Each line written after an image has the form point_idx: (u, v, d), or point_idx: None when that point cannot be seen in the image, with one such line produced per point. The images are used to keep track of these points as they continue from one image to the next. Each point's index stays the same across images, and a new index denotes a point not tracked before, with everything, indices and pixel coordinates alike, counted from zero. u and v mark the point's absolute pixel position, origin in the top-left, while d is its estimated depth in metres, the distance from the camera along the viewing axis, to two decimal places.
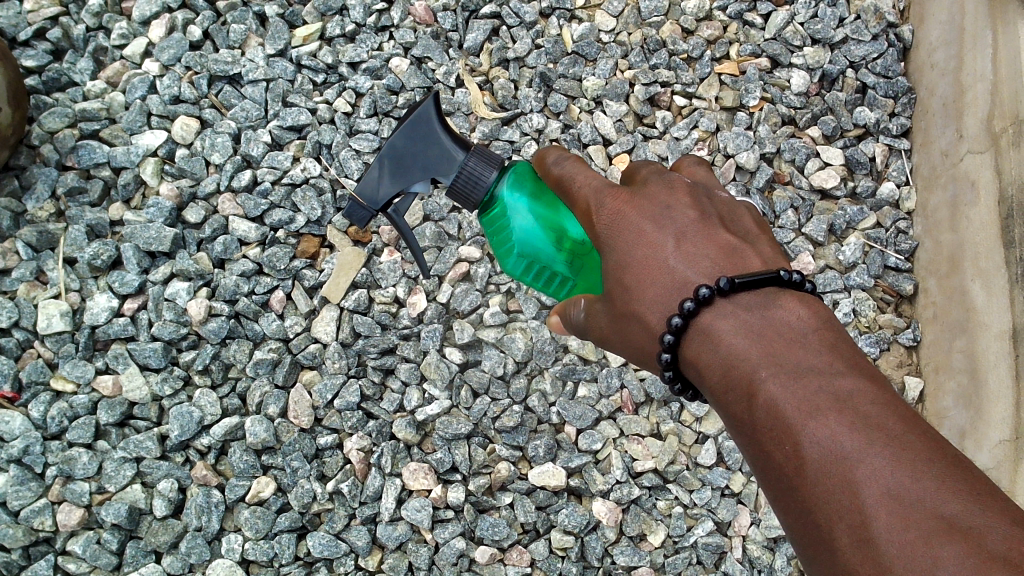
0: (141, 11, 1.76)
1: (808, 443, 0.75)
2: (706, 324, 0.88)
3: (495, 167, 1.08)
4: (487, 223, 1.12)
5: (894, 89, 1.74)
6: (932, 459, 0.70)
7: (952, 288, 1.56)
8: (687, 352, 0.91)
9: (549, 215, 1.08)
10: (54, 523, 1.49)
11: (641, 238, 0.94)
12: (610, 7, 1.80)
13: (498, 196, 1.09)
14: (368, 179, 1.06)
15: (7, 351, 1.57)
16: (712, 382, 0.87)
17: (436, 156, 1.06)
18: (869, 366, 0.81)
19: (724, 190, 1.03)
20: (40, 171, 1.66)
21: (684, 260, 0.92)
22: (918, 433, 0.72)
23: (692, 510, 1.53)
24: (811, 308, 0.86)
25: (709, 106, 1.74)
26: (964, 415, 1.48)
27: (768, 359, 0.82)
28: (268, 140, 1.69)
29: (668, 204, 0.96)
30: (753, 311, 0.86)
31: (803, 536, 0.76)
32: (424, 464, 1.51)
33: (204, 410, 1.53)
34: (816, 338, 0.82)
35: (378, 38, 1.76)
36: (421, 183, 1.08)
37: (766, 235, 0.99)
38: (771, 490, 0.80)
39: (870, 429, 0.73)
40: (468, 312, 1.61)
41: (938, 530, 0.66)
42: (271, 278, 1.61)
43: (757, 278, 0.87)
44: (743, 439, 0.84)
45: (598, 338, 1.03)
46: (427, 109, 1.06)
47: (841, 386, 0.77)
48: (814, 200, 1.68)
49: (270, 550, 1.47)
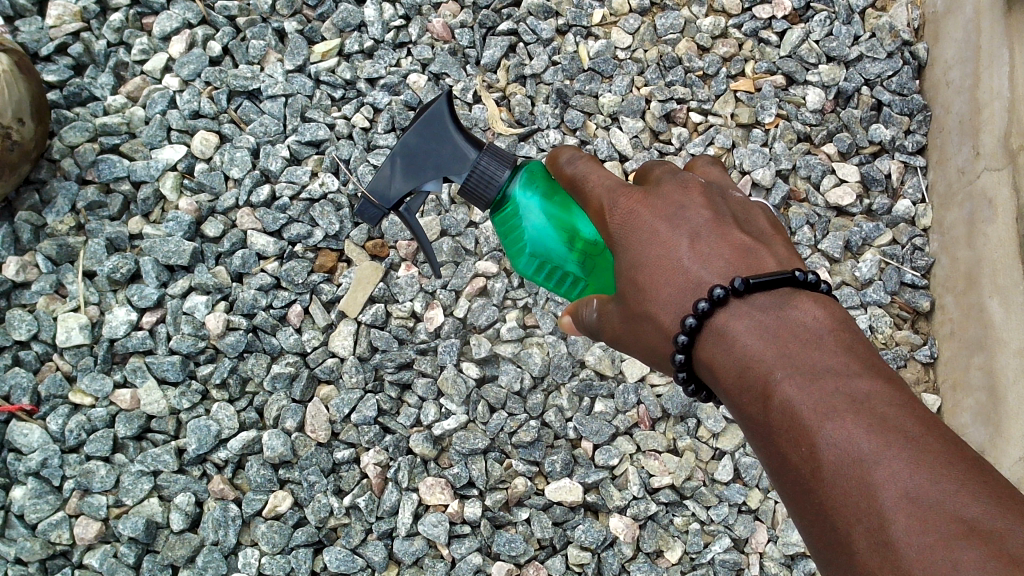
0: (162, 27, 1.78)
1: (824, 445, 0.75)
2: (721, 325, 0.88)
3: (507, 166, 1.08)
4: (497, 223, 1.13)
5: (909, 107, 1.74)
6: (951, 461, 0.70)
7: (970, 306, 1.56)
8: (701, 353, 0.91)
9: (560, 215, 1.08)
10: (71, 536, 1.49)
11: (655, 238, 0.94)
12: (626, 24, 1.81)
13: (511, 195, 1.10)
14: (380, 178, 1.07)
15: (25, 364, 1.58)
16: (727, 383, 0.88)
17: (448, 154, 1.07)
18: (885, 366, 0.81)
19: (738, 190, 1.04)
20: (61, 185, 1.67)
21: (698, 259, 0.92)
22: (936, 435, 0.73)
23: (709, 526, 1.52)
24: (827, 308, 0.86)
25: (725, 123, 1.75)
26: (983, 431, 1.48)
27: (784, 360, 0.82)
28: (286, 154, 1.69)
29: (682, 203, 0.96)
30: (767, 311, 0.86)
31: (820, 538, 0.76)
32: (441, 479, 1.51)
33: (222, 423, 1.54)
34: (831, 338, 0.82)
35: (396, 54, 1.78)
36: (432, 181, 1.08)
37: (780, 235, 0.99)
38: (787, 492, 0.80)
39: (888, 431, 0.73)
40: (484, 327, 1.61)
41: (957, 533, 0.66)
42: (289, 292, 1.62)
43: (772, 278, 0.87)
44: (759, 440, 0.84)
45: (610, 338, 1.02)
46: (440, 107, 1.06)
47: (858, 387, 0.77)
48: (830, 216, 1.69)
49: (286, 565, 1.47)
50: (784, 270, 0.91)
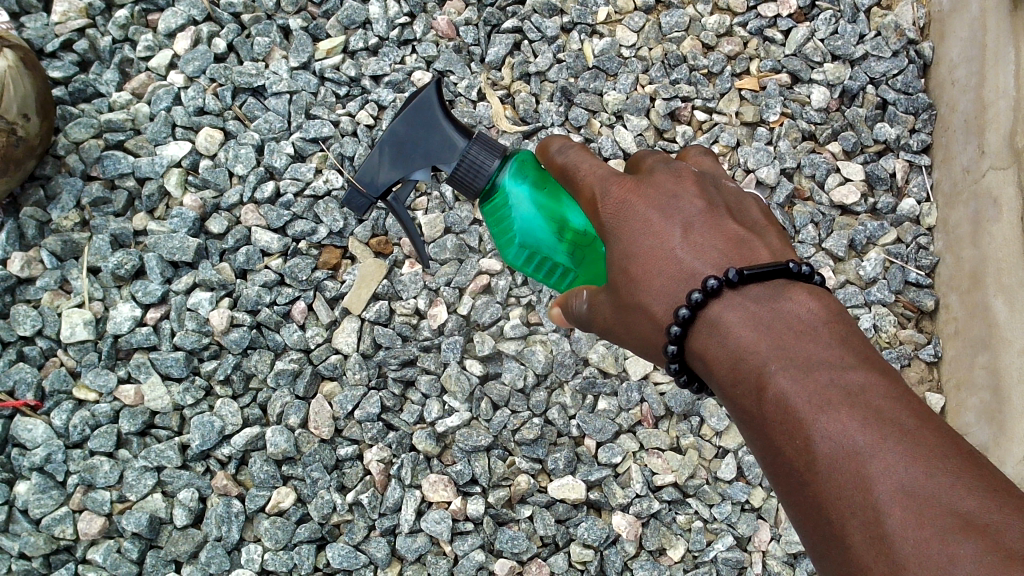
0: (167, 23, 1.78)
1: (819, 438, 0.75)
2: (714, 316, 0.88)
3: (496, 156, 1.08)
4: (486, 212, 1.12)
5: (915, 105, 1.74)
6: (946, 455, 0.70)
7: (974, 305, 1.56)
8: (694, 345, 0.91)
9: (550, 205, 1.07)
10: (75, 531, 1.50)
11: (648, 228, 0.94)
12: (632, 22, 1.81)
13: (500, 185, 1.09)
14: (368, 165, 1.07)
15: (30, 359, 1.59)
16: (720, 375, 0.87)
17: (436, 142, 1.06)
18: (879, 358, 0.81)
19: (730, 179, 1.04)
20: (65, 181, 1.68)
21: (691, 250, 0.92)
22: (931, 428, 0.73)
23: (711, 524, 1.52)
24: (821, 299, 0.86)
25: (729, 121, 1.75)
26: (986, 431, 1.48)
27: (778, 352, 0.82)
28: (291, 151, 1.70)
29: (675, 193, 0.96)
30: (761, 303, 0.86)
31: (814, 532, 0.75)
32: (444, 476, 1.51)
33: (226, 419, 1.54)
34: (826, 330, 0.82)
35: (400, 51, 1.78)
36: (421, 171, 1.08)
37: (773, 225, 0.99)
38: (780, 485, 0.80)
39: (883, 424, 0.73)
40: (488, 325, 1.61)
41: (954, 527, 0.66)
42: (293, 289, 1.62)
43: (766, 270, 0.87)
44: (752, 432, 0.84)
45: (601, 329, 1.03)
46: (428, 95, 1.06)
47: (852, 380, 0.77)
48: (834, 215, 1.69)
49: (289, 561, 1.47)
50: (778, 261, 0.91)
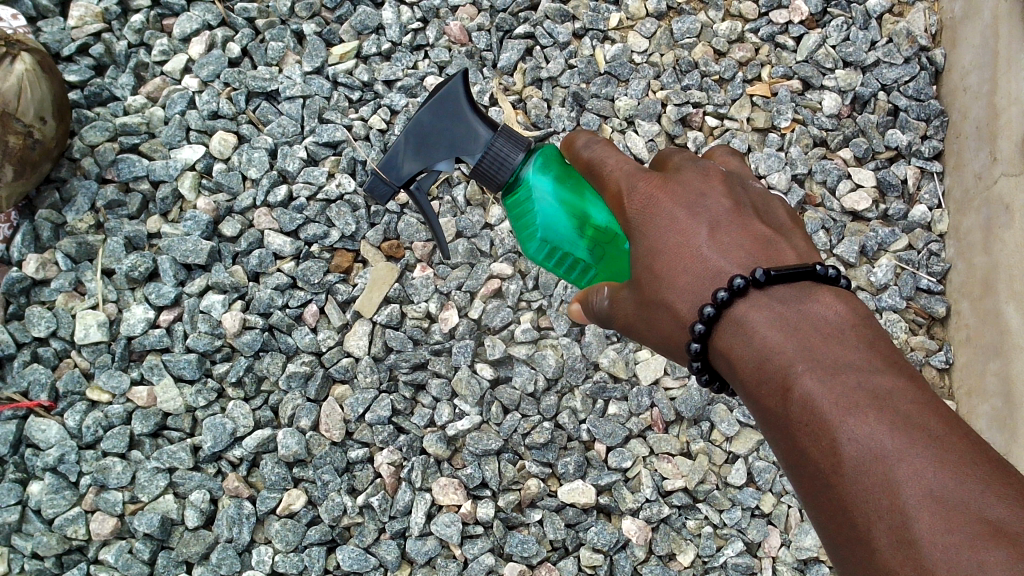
0: (183, 28, 1.81)
1: (845, 441, 0.75)
2: (739, 315, 0.89)
3: (521, 149, 1.07)
4: (509, 206, 1.11)
5: (926, 112, 1.75)
6: (976, 462, 0.70)
7: (986, 312, 1.55)
8: (717, 343, 0.91)
9: (572, 200, 1.07)
10: (87, 532, 1.50)
11: (675, 226, 0.95)
12: (643, 29, 1.82)
13: (523, 178, 1.08)
14: (392, 154, 1.06)
15: (44, 360, 1.60)
16: (743, 374, 0.88)
17: (461, 134, 1.06)
18: (907, 363, 0.81)
19: (756, 180, 1.04)
20: (80, 185, 1.69)
21: (717, 249, 0.93)
22: (960, 434, 0.73)
23: (721, 530, 1.51)
24: (848, 303, 0.86)
25: (740, 127, 1.75)
26: (999, 437, 1.48)
27: (804, 353, 0.82)
28: (304, 155, 1.71)
29: (702, 192, 0.97)
30: (787, 304, 0.87)
31: (837, 534, 0.76)
32: (454, 480, 1.51)
33: (238, 422, 1.54)
34: (853, 333, 0.83)
35: (413, 57, 1.79)
36: (444, 162, 1.07)
37: (799, 228, 1.00)
38: (804, 487, 0.80)
39: (911, 429, 0.73)
40: (499, 328, 1.61)
41: (983, 534, 0.66)
42: (305, 292, 1.63)
43: (793, 271, 0.88)
44: (776, 432, 0.84)
45: (621, 326, 1.02)
46: (454, 87, 1.06)
47: (881, 384, 0.77)
48: (845, 221, 1.69)
49: (299, 563, 1.48)
50: (804, 263, 0.91)
